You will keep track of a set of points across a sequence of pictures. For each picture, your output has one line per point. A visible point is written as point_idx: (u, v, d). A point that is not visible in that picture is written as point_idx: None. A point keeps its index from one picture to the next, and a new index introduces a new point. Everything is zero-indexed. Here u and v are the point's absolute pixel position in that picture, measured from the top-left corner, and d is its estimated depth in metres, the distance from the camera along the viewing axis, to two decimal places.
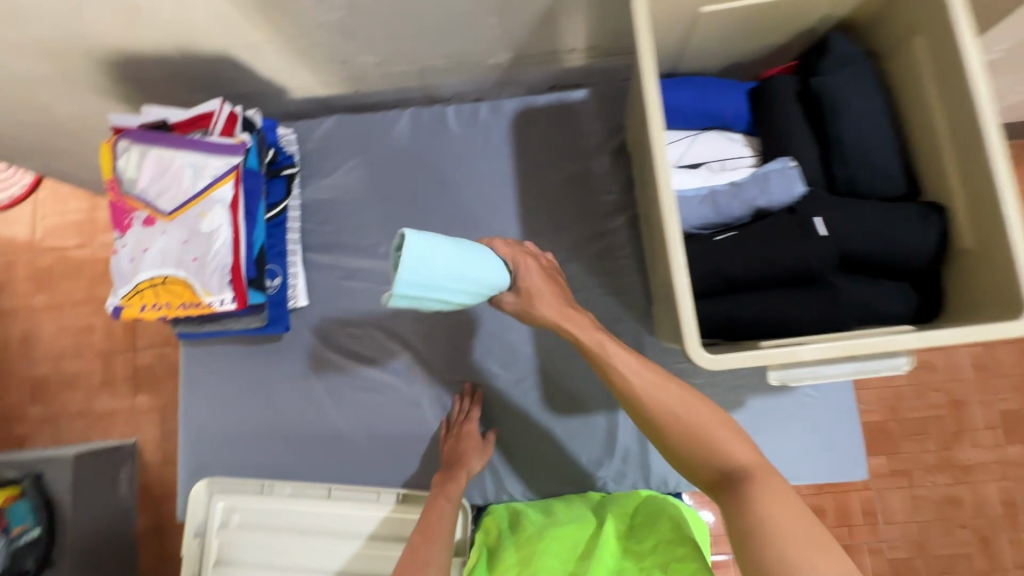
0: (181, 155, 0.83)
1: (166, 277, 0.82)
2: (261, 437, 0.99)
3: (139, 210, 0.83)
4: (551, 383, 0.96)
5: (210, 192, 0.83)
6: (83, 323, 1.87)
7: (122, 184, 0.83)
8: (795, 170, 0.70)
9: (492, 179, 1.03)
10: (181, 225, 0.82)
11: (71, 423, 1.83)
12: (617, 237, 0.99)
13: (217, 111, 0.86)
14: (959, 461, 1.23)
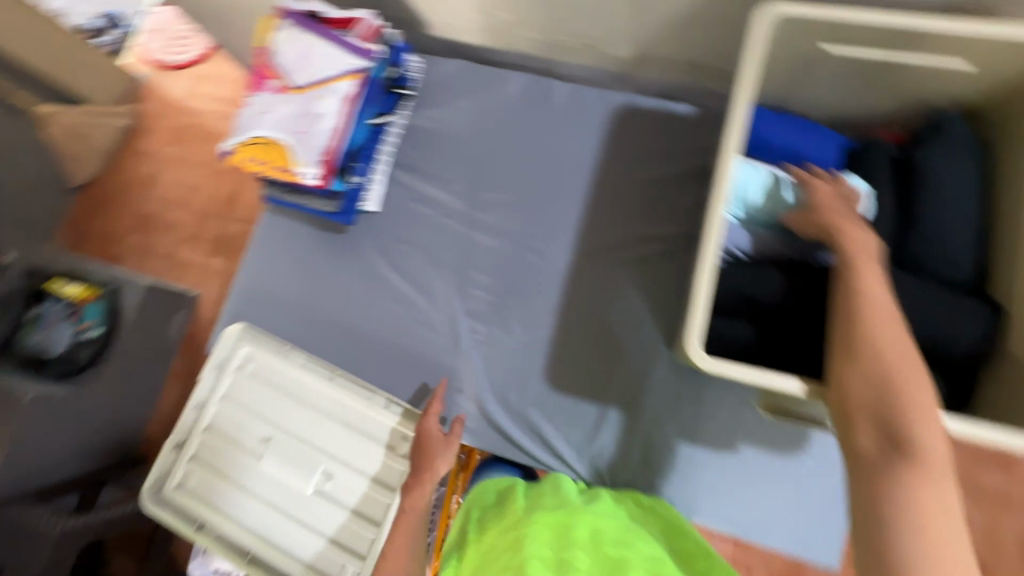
0: (322, 45, 0.95)
1: (272, 139, 0.95)
2: (295, 309, 1.09)
3: (274, 79, 0.96)
4: (560, 358, 0.99)
5: (333, 82, 0.94)
6: (195, 181, 2.12)
7: (268, 53, 0.97)
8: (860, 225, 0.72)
9: (576, 159, 1.08)
10: (300, 102, 0.94)
11: (156, 261, 2.09)
12: (671, 249, 1.00)
13: (362, 18, 0.97)
14: None
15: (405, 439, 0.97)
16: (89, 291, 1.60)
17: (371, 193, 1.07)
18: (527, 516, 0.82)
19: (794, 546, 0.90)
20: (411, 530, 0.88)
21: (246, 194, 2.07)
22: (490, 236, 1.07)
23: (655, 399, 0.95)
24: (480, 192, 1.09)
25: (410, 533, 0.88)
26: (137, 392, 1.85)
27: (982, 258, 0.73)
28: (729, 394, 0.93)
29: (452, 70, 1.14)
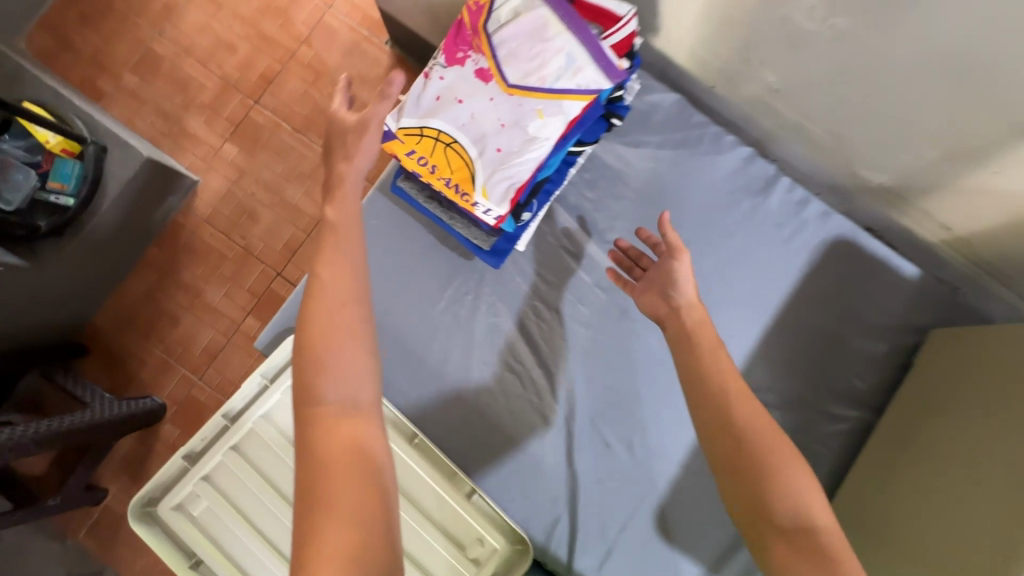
0: (565, 38, 0.67)
1: (456, 143, 0.69)
2: (384, 332, 0.87)
3: (480, 55, 0.69)
4: (676, 503, 0.86)
5: (564, 98, 0.68)
6: (229, 39, 1.69)
7: (487, 18, 0.69)
8: None
9: (765, 273, 0.90)
10: (510, 107, 0.69)
11: (152, 118, 1.66)
12: (835, 425, 0.87)
13: (626, 21, 0.69)
14: None
15: (479, 542, 0.81)
16: (69, 145, 1.28)
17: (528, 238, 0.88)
18: None
19: None
20: (350, 251, 0.63)
21: (288, 80, 1.68)
22: (640, 330, 0.88)
23: None
24: None
25: (349, 306, 0.60)
26: (92, 277, 1.49)
27: None
28: None
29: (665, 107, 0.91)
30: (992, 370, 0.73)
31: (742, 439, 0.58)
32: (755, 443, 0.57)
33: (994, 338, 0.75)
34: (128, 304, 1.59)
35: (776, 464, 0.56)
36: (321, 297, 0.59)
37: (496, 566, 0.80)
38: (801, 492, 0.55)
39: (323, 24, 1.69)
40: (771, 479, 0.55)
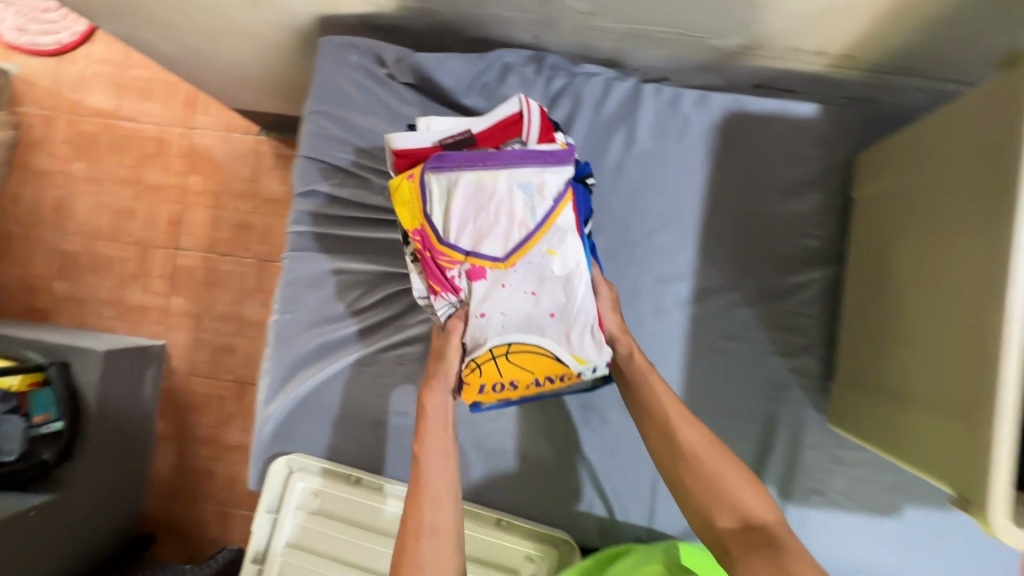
0: (504, 177, 0.70)
1: (512, 343, 0.71)
2: (351, 422, 0.85)
3: (460, 261, 0.71)
4: None
5: (554, 220, 0.70)
6: (124, 205, 1.70)
7: (431, 230, 0.71)
8: None
9: (675, 185, 0.86)
10: (527, 272, 0.70)
11: (99, 310, 1.70)
12: (805, 292, 0.84)
13: (525, 111, 0.72)
14: None
15: (524, 560, 0.84)
16: (32, 377, 1.35)
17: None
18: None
19: None
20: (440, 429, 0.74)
21: (193, 214, 1.69)
22: None
23: (807, 469, 0.83)
24: None
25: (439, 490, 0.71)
26: (124, 474, 1.56)
27: None
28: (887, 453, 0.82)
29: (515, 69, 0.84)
30: (937, 172, 0.64)
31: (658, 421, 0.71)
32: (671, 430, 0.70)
33: (928, 137, 0.66)
34: (166, 478, 1.67)
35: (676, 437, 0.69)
36: (429, 478, 0.71)
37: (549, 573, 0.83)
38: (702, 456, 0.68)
39: (196, 147, 1.69)
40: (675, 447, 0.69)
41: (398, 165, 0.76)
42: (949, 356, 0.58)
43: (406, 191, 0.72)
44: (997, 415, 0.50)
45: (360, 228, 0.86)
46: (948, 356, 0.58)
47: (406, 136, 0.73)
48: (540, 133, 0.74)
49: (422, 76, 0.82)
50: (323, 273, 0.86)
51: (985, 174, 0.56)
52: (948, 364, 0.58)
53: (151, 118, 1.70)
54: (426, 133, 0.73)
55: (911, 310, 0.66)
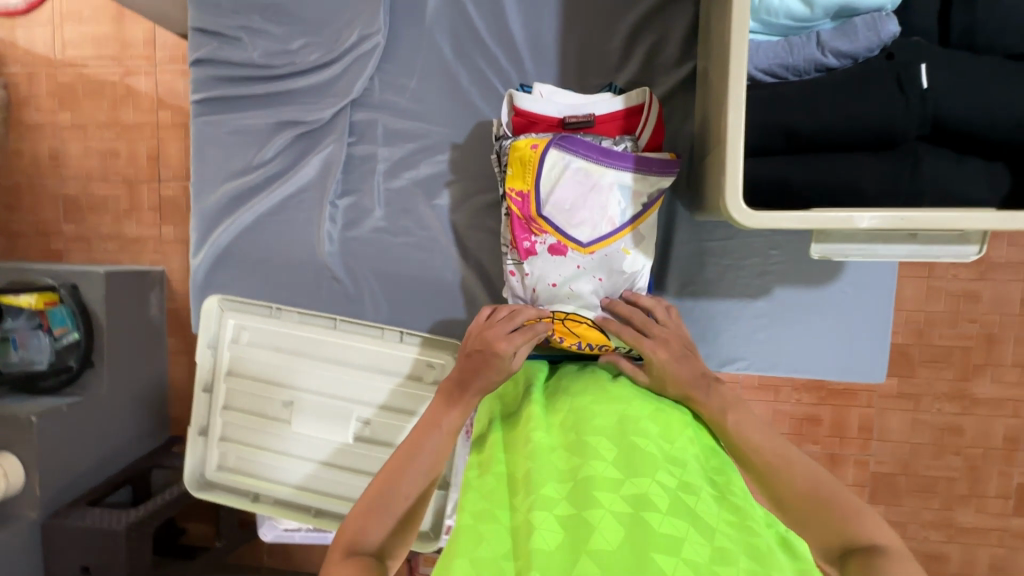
0: (610, 174, 0.76)
1: (571, 313, 0.78)
2: (268, 265, 0.96)
3: (547, 233, 0.77)
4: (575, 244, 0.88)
5: (637, 225, 0.77)
6: (108, 147, 1.78)
7: (534, 202, 0.77)
8: (882, 11, 0.58)
9: (534, 5, 0.88)
10: (600, 262, 0.78)
11: (103, 246, 1.81)
12: (663, 95, 0.86)
13: (647, 106, 0.77)
14: (980, 398, 1.32)
15: (431, 367, 0.92)
16: (47, 296, 1.39)
17: (338, 126, 0.93)
18: (582, 429, 0.64)
19: (840, 374, 0.86)
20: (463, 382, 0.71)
21: (169, 147, 1.74)
22: (455, 125, 0.92)
23: (678, 263, 0.87)
24: (435, 78, 0.91)
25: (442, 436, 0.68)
26: (142, 383, 1.64)
27: None
28: (752, 238, 0.86)
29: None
30: None
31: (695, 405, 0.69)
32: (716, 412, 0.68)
33: None
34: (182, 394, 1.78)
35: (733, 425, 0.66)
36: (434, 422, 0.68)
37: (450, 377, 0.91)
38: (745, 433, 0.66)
39: (162, 84, 1.72)
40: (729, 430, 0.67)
41: (515, 123, 0.81)
42: (722, 92, 0.63)
43: (529, 161, 0.76)
44: (730, 106, 0.55)
45: (248, 85, 0.94)
46: (722, 92, 0.63)
47: (528, 102, 0.79)
48: (652, 132, 0.78)
49: None
50: (224, 133, 0.95)
51: None
52: (722, 101, 0.64)
53: (130, 61, 1.73)
54: (550, 101, 0.79)
55: (716, 70, 0.70)
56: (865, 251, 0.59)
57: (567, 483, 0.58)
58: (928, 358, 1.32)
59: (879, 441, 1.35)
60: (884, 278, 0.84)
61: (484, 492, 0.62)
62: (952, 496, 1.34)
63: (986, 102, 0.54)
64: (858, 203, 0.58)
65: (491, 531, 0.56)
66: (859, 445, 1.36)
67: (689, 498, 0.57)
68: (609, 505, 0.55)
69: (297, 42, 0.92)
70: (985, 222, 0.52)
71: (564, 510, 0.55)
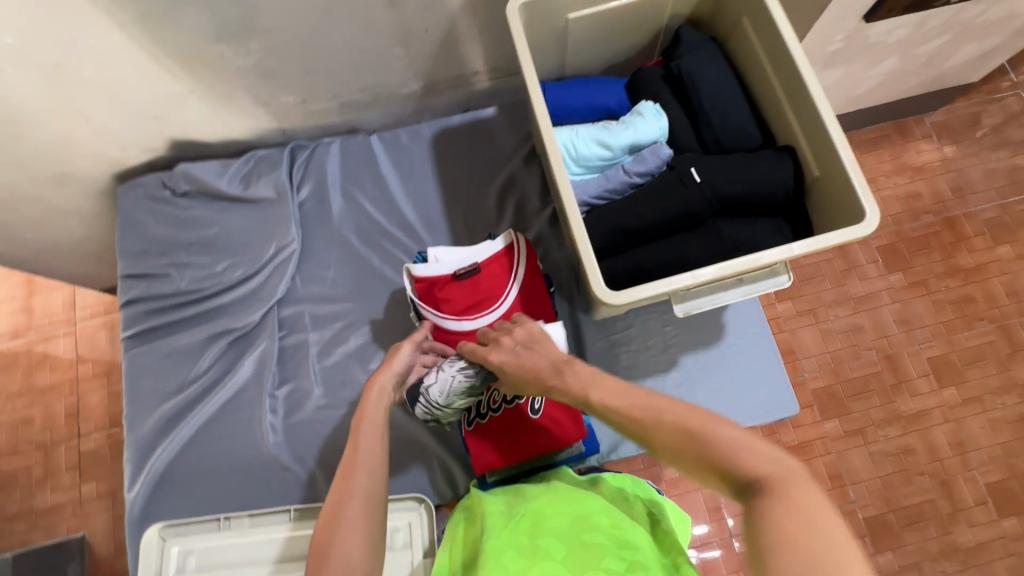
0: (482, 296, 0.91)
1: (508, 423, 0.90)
2: (212, 475, 0.96)
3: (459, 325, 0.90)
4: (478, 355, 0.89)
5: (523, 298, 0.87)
6: (19, 416, 1.68)
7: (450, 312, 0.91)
8: (658, 142, 0.84)
9: (419, 192, 1.10)
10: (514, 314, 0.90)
11: (9, 528, 1.60)
12: (538, 232, 1.06)
13: (514, 243, 0.91)
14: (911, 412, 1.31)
15: (398, 529, 0.88)
16: None
17: (268, 324, 1.02)
18: (535, 532, 0.68)
19: (763, 413, 0.97)
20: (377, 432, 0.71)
21: (90, 398, 1.68)
22: (374, 297, 1.05)
23: (596, 360, 0.99)
24: (351, 262, 1.07)
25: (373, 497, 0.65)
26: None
27: (758, 115, 0.85)
28: (646, 321, 1.00)
29: (267, 157, 1.11)
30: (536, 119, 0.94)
31: (650, 427, 0.52)
32: (692, 421, 0.49)
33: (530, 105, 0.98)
34: None
35: (716, 435, 0.47)
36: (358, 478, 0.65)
37: (420, 535, 0.88)
38: (733, 453, 0.46)
39: (81, 340, 1.73)
40: (713, 452, 0.47)
41: (417, 288, 0.92)
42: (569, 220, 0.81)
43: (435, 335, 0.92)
44: (573, 228, 0.72)
45: (179, 311, 1.03)
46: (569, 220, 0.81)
47: (426, 267, 0.90)
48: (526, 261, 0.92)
49: (195, 183, 1.07)
50: (158, 358, 1.01)
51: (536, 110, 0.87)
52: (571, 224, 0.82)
53: (46, 324, 1.75)
54: (443, 263, 0.91)
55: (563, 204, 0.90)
56: (715, 300, 0.74)
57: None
58: None
59: (853, 484, 1.28)
60: (759, 325, 1.00)
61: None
62: (944, 518, 1.25)
63: (742, 182, 0.76)
64: (694, 266, 0.75)
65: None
66: (840, 494, 1.28)
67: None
68: None
69: (221, 264, 1.05)
70: (780, 256, 0.69)
71: None
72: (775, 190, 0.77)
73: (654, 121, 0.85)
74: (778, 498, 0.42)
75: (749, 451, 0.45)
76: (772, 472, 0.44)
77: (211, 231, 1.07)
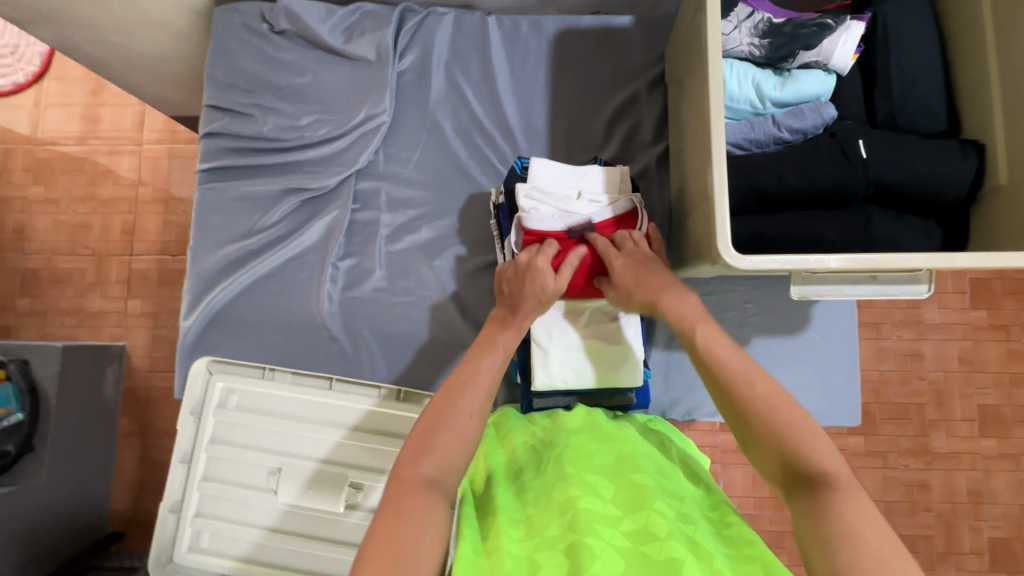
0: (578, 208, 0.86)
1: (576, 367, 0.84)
2: (264, 326, 0.97)
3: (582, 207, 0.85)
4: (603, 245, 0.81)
5: None
6: (79, 221, 1.73)
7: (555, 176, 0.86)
8: (820, 100, 0.74)
9: (525, 94, 1.01)
10: None
11: (59, 321, 1.70)
12: (643, 168, 0.98)
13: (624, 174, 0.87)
14: (942, 451, 1.32)
15: None
16: None
17: (343, 193, 0.98)
18: (577, 468, 0.66)
19: (822, 417, 0.92)
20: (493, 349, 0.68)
21: (146, 221, 1.72)
22: (452, 194, 0.99)
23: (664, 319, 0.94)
24: (439, 151, 1.00)
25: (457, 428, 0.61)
26: (83, 473, 1.47)
27: (951, 98, 0.72)
28: (728, 293, 0.94)
29: (374, 12, 1.01)
30: (689, 37, 0.82)
31: (777, 433, 0.56)
32: (787, 423, 0.56)
33: (683, 20, 0.86)
34: (135, 478, 1.60)
35: (807, 441, 0.55)
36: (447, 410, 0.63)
37: None
38: (813, 451, 0.54)
39: (145, 162, 1.74)
40: (789, 438, 0.55)
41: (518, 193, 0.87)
42: (703, 159, 0.72)
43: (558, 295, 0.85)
44: (715, 173, 0.64)
45: (258, 156, 1.00)
46: (703, 159, 0.72)
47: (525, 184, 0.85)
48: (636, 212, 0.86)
49: (295, 21, 0.99)
50: (228, 198, 0.99)
51: (697, 24, 0.75)
52: (700, 163, 0.74)
53: (114, 137, 1.75)
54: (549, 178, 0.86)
55: (692, 140, 0.80)
56: (836, 292, 0.67)
57: (566, 517, 0.60)
58: (890, 414, 1.35)
59: None
60: (845, 328, 0.93)
61: (497, 525, 0.62)
62: (932, 555, 1.31)
63: (911, 169, 0.67)
64: (826, 249, 0.68)
65: (492, 565, 0.57)
66: None
67: (689, 531, 0.58)
68: (606, 537, 0.57)
69: (307, 118, 1.00)
70: (935, 263, 0.61)
71: (564, 538, 0.58)
72: (944, 190, 0.68)
73: (821, 75, 0.74)
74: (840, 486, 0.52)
75: (822, 453, 0.54)
76: (840, 479, 0.53)
77: (302, 79, 1.01)
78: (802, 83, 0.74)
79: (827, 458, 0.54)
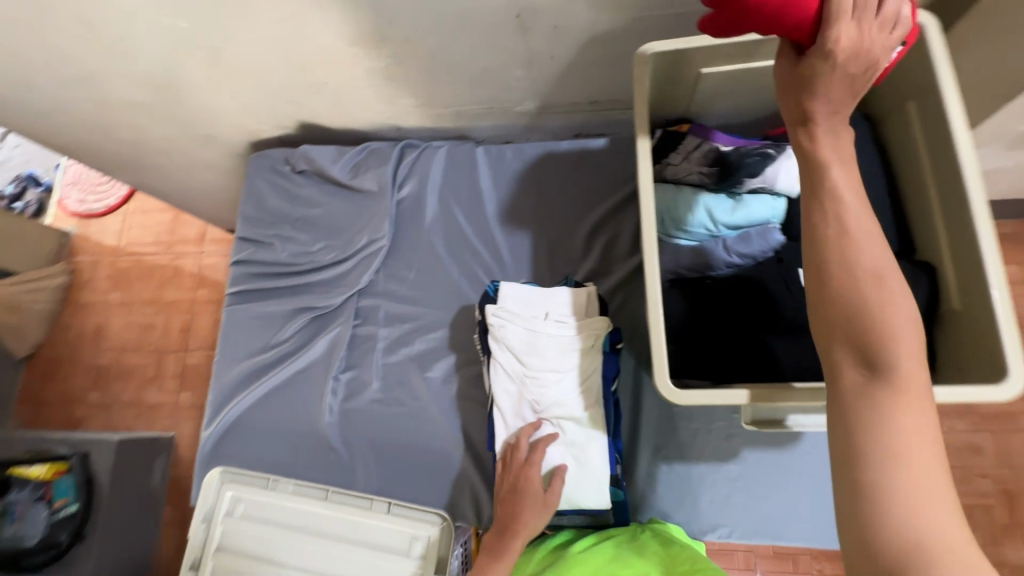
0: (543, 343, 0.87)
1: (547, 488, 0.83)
2: (272, 435, 1.05)
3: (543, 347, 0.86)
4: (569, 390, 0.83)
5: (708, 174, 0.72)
6: (147, 321, 1.96)
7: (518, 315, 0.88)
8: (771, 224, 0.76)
9: (511, 213, 1.10)
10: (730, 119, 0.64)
11: (122, 412, 1.89)
12: (622, 278, 1.02)
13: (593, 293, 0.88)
14: (1016, 567, 1.16)
15: (419, 540, 0.93)
16: (56, 466, 1.42)
17: (346, 310, 1.09)
18: None
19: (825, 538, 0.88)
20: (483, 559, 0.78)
21: (201, 319, 1.92)
22: (442, 308, 1.07)
23: (650, 429, 0.93)
24: (432, 268, 1.10)
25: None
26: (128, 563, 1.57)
27: (899, 216, 0.73)
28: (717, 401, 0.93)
29: (378, 150, 1.16)
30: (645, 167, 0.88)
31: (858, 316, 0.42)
32: (874, 312, 0.42)
33: None
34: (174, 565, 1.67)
35: (890, 331, 0.42)
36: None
37: (435, 551, 0.92)
38: (888, 341, 0.42)
39: (205, 268, 1.97)
40: (872, 325, 0.42)
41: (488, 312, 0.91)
42: None
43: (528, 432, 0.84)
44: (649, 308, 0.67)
45: (276, 279, 1.13)
46: None
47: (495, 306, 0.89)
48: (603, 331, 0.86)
49: (311, 163, 1.15)
50: (248, 317, 1.12)
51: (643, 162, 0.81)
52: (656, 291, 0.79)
53: (181, 247, 2.00)
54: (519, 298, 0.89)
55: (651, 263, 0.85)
56: None
57: None
58: None
59: None
60: None
61: None
62: None
63: None
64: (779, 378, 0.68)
65: None
66: None
67: None
68: None
69: (318, 244, 1.13)
70: None
71: None
72: None
73: (769, 200, 0.77)
74: (909, 397, 0.40)
75: (903, 344, 0.41)
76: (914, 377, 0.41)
77: (316, 211, 1.15)
78: (751, 208, 0.77)
79: (904, 360, 0.41)
